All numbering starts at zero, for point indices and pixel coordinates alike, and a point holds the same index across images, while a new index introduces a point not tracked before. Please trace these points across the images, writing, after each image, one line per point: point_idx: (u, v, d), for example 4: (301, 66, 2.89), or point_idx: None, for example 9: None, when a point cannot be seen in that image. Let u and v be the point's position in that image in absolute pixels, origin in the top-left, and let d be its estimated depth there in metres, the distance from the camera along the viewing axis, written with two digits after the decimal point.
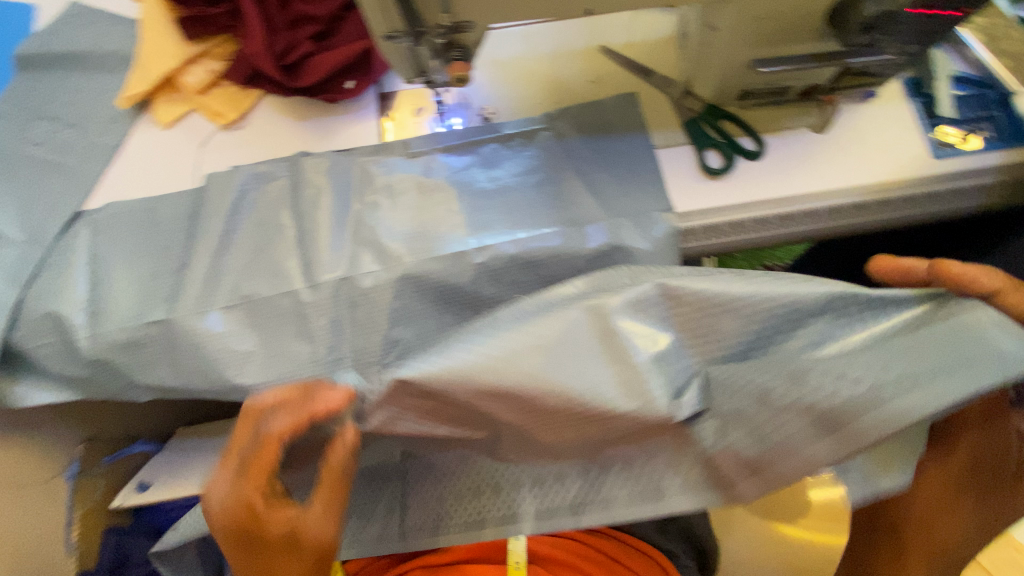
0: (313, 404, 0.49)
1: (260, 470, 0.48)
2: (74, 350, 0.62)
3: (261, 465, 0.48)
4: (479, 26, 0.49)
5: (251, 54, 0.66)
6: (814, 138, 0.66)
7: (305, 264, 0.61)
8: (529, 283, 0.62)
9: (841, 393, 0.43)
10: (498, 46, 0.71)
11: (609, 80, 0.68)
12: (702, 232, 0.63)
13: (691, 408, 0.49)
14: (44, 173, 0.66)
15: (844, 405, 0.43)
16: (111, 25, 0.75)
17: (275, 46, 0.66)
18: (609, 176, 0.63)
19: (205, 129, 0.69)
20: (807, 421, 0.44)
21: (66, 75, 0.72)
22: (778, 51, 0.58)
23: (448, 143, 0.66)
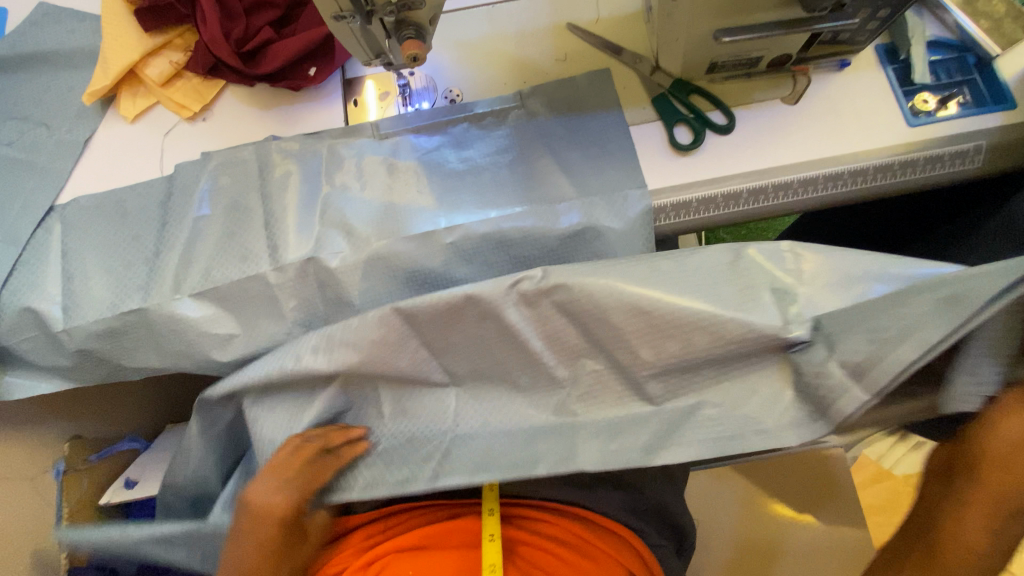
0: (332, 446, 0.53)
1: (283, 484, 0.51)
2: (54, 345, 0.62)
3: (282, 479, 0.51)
4: (430, 2, 0.48)
5: (209, 39, 0.65)
6: (786, 109, 0.64)
7: (273, 248, 0.60)
8: (500, 264, 0.61)
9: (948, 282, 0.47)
10: (463, 27, 0.70)
11: (578, 58, 0.67)
12: (675, 209, 0.61)
13: (800, 338, 0.51)
14: (14, 171, 0.66)
15: (955, 282, 0.46)
16: (76, 21, 0.74)
17: (233, 32, 0.66)
18: (581, 155, 0.63)
19: (170, 120, 0.69)
20: (932, 303, 0.47)
21: (33, 73, 0.71)
22: (743, 20, 0.57)
23: (415, 124, 0.66)
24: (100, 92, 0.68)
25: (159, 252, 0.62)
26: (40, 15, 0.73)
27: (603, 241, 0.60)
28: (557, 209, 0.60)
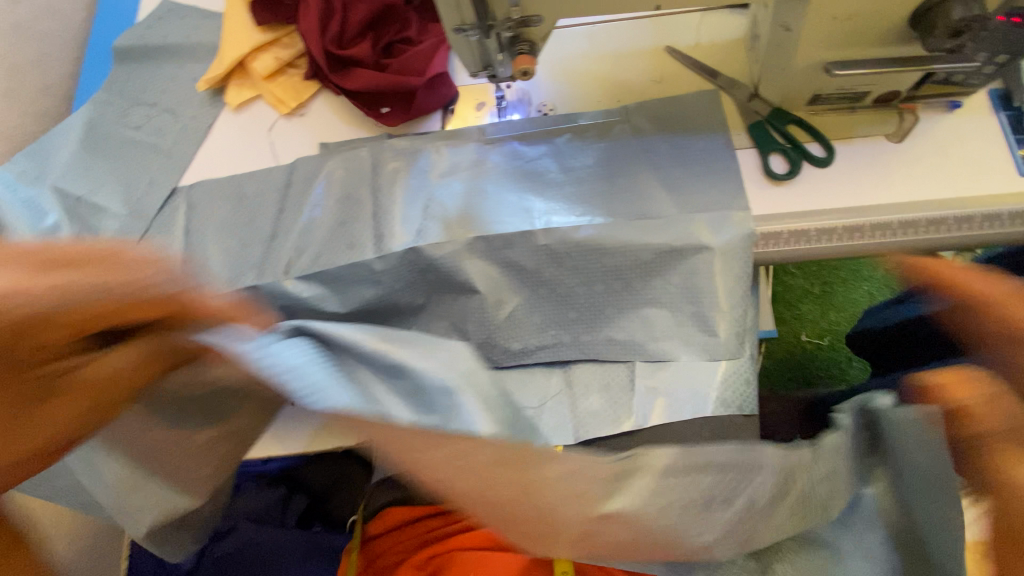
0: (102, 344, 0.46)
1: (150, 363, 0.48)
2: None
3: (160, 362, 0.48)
4: (548, 20, 0.50)
5: (306, 29, 0.69)
6: (890, 147, 0.62)
7: (378, 237, 0.64)
8: (592, 271, 0.62)
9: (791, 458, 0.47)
10: (561, 45, 0.72)
11: (675, 80, 0.68)
12: (786, 237, 0.60)
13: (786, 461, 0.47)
14: (144, 152, 0.73)
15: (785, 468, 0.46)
16: (201, 18, 0.80)
17: (331, 34, 0.69)
18: (682, 171, 0.62)
19: (270, 116, 0.74)
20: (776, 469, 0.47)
21: (161, 64, 0.78)
22: (855, 53, 0.56)
23: (503, 134, 0.68)
24: (212, 80, 0.74)
25: (276, 234, 0.67)
26: (169, 12, 0.80)
27: (701, 261, 0.59)
28: (654, 223, 0.60)
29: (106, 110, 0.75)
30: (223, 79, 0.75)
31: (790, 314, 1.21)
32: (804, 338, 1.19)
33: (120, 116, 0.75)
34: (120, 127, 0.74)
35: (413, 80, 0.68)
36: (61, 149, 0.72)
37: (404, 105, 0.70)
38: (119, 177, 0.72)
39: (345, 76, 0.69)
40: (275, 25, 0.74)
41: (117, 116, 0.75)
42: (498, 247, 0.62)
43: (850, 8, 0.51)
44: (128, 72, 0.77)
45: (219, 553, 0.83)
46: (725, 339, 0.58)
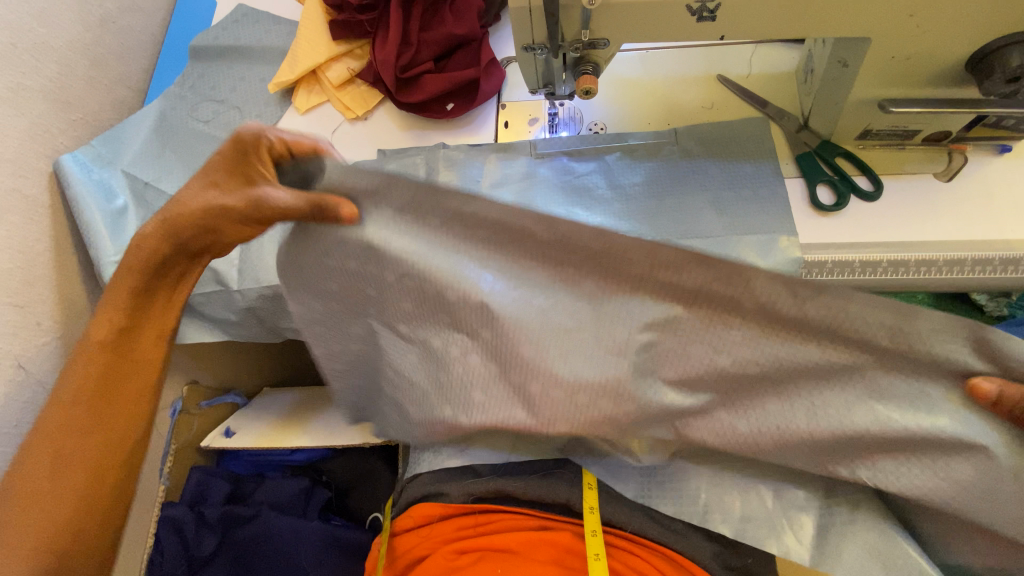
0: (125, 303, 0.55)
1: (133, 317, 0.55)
2: (227, 302, 0.71)
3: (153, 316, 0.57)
4: (612, 44, 0.52)
5: (382, 59, 0.73)
6: (938, 185, 0.63)
7: None
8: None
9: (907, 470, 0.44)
10: (615, 67, 0.74)
11: (725, 107, 0.70)
12: (832, 266, 0.61)
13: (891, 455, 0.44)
14: (211, 146, 0.77)
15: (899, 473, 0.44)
16: (272, 24, 0.85)
17: (401, 60, 0.73)
18: (730, 194, 0.64)
19: (336, 119, 0.77)
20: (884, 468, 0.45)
21: (232, 64, 0.82)
22: (908, 92, 0.57)
23: (554, 149, 0.70)
24: (284, 84, 0.78)
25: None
26: (242, 16, 0.85)
27: None
28: (702, 242, 0.61)
29: (178, 104, 0.80)
30: (294, 84, 0.78)
31: None
32: None
33: (191, 110, 0.79)
34: (189, 120, 0.79)
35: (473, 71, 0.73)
36: (133, 136, 0.76)
37: (470, 99, 0.75)
38: (185, 166, 0.76)
39: (416, 91, 0.74)
40: (348, 39, 0.79)
41: (187, 110, 0.79)
42: None
43: (910, 48, 0.52)
44: (201, 70, 0.82)
45: (245, 535, 0.83)
46: None
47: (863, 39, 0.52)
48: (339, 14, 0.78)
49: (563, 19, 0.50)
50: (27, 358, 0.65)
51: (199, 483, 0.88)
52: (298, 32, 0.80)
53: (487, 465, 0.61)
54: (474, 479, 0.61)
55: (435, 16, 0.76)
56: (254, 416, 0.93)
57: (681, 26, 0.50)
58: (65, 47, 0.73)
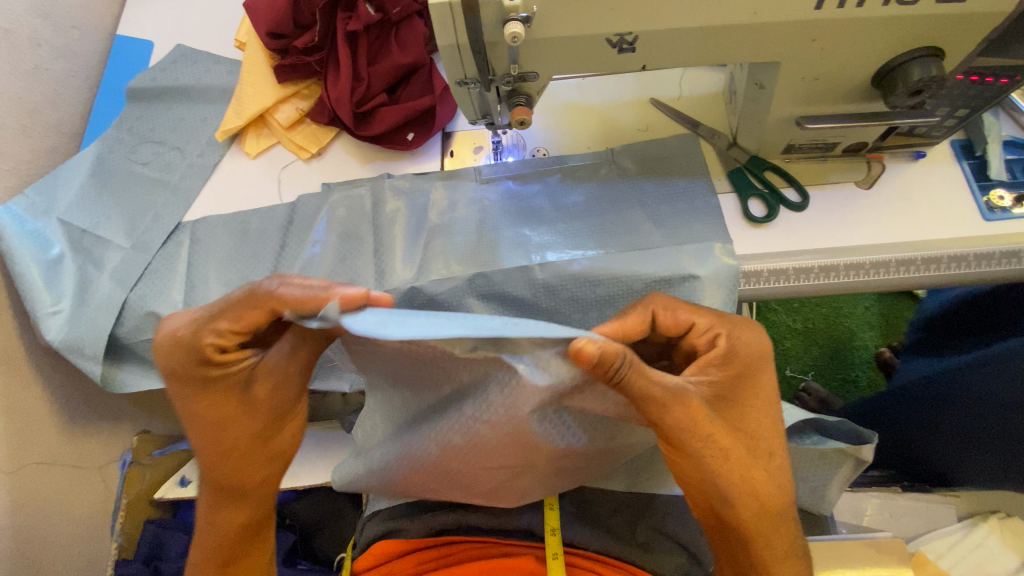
0: (224, 522, 0.54)
1: (263, 516, 0.56)
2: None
3: (264, 509, 0.56)
4: (542, 76, 0.54)
5: (335, 98, 0.73)
6: (860, 192, 0.67)
7: (379, 273, 0.68)
8: (586, 301, 0.64)
9: None
10: (555, 94, 0.77)
11: (659, 129, 0.72)
12: (769, 275, 0.63)
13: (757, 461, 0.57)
14: (151, 189, 0.76)
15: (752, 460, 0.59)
16: (212, 63, 0.84)
17: (355, 95, 0.73)
18: (670, 209, 0.66)
19: (288, 158, 0.77)
20: None
21: (172, 105, 0.81)
22: (823, 109, 0.60)
23: (497, 174, 0.72)
24: (232, 132, 0.77)
25: (278, 268, 0.70)
26: (181, 55, 0.84)
27: (692, 295, 0.61)
28: (644, 255, 0.63)
29: (115, 148, 0.78)
30: (242, 129, 0.78)
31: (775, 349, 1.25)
32: (790, 373, 1.22)
33: (128, 153, 0.78)
34: (129, 163, 0.77)
35: (430, 98, 0.74)
36: (67, 182, 0.74)
37: (428, 127, 0.75)
38: (125, 210, 0.74)
39: (375, 125, 0.74)
40: (293, 80, 0.78)
41: (124, 153, 0.78)
42: (495, 281, 0.65)
43: (819, 70, 0.55)
44: (139, 112, 0.81)
45: None
46: None
47: (774, 63, 0.56)
48: (282, 56, 0.78)
49: (492, 55, 0.51)
50: None
51: (153, 538, 0.82)
52: (241, 75, 0.79)
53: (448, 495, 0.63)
54: (435, 511, 0.61)
55: (381, 46, 0.75)
56: None
57: (604, 57, 0.52)
58: None
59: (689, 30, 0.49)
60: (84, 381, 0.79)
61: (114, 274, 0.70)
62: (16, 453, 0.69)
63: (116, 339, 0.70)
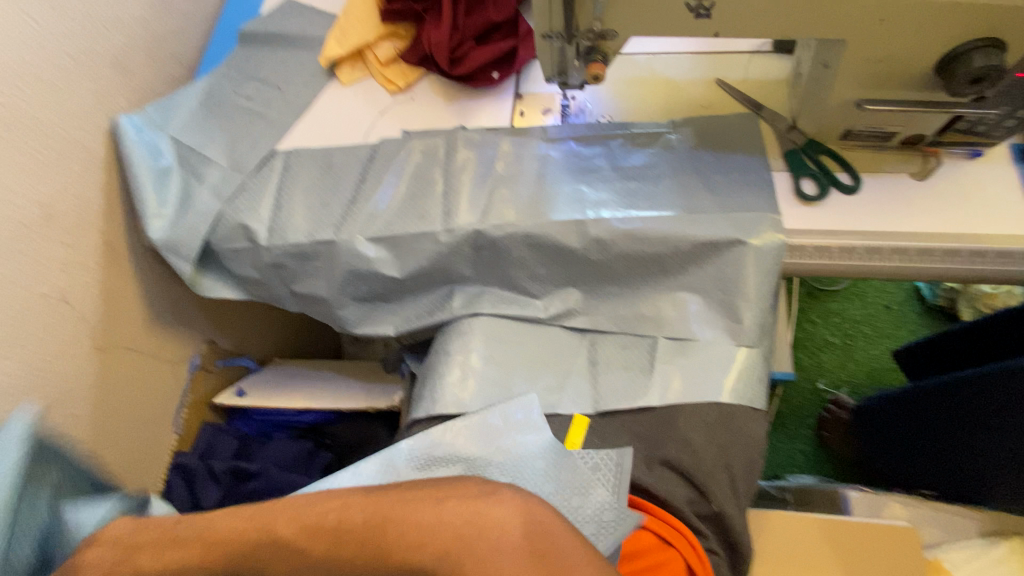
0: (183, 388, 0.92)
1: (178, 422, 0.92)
2: (253, 258, 0.78)
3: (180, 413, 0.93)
4: (621, 36, 0.59)
5: (432, 36, 0.81)
6: (912, 183, 0.69)
7: (446, 213, 0.74)
8: (634, 256, 0.69)
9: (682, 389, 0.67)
10: (624, 67, 0.81)
11: (720, 107, 0.76)
12: (812, 250, 0.68)
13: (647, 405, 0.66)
14: (251, 119, 0.84)
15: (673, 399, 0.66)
16: (315, 17, 0.93)
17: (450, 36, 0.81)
18: (725, 180, 0.70)
19: (375, 103, 0.85)
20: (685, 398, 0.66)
21: (276, 49, 0.90)
22: (884, 94, 0.63)
23: (561, 135, 0.78)
24: (333, 59, 0.87)
25: (355, 200, 0.77)
26: (287, 7, 0.93)
27: (741, 267, 0.67)
28: (697, 221, 0.68)
29: (224, 81, 0.87)
30: (341, 59, 0.88)
31: (810, 360, 1.46)
32: (821, 386, 1.43)
33: (235, 87, 0.87)
34: (233, 95, 0.86)
35: (514, 41, 0.82)
36: (181, 105, 0.83)
37: (509, 66, 0.83)
38: (226, 134, 0.83)
39: (464, 61, 0.82)
40: (395, 22, 0.87)
41: (231, 86, 0.87)
42: (551, 228, 0.70)
43: (884, 52, 0.59)
44: (247, 53, 0.90)
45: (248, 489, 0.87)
46: (747, 327, 0.67)
47: (840, 42, 0.59)
48: (389, 1, 0.86)
49: (579, 10, 0.57)
50: (70, 294, 0.72)
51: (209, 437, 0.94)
52: (349, 10, 0.88)
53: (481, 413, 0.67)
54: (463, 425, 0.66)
55: None
56: (266, 382, 1.02)
57: (681, 21, 0.57)
58: (130, 20, 0.81)
59: (761, 0, 0.54)
60: (169, 286, 0.88)
61: (213, 189, 0.78)
62: (109, 332, 0.78)
63: (208, 246, 0.79)
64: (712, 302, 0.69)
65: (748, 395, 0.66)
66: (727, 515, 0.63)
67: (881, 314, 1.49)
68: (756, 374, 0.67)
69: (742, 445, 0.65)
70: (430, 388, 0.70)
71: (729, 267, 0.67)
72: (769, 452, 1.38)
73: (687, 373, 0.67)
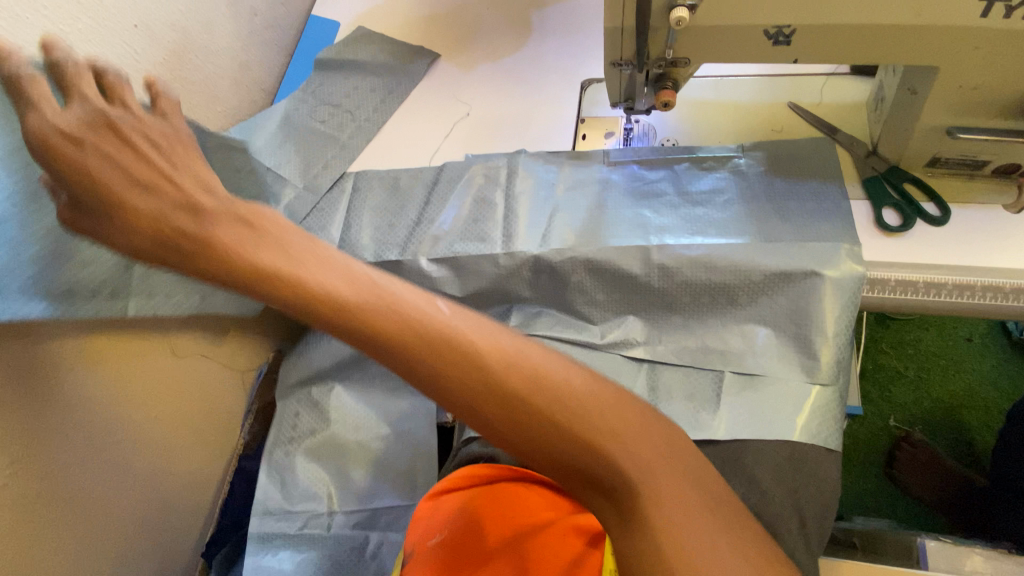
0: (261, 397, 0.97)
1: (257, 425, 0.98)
2: None
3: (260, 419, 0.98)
4: (694, 63, 0.59)
5: None
6: (1009, 216, 0.64)
7: (507, 236, 0.75)
8: (699, 285, 0.68)
9: (751, 428, 0.64)
10: (690, 91, 0.80)
11: (791, 131, 0.74)
12: (893, 285, 0.64)
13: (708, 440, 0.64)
14: (324, 142, 0.88)
15: (737, 439, 0.64)
16: (387, 44, 0.97)
17: None
18: (798, 207, 0.68)
19: (440, 126, 0.88)
20: (754, 438, 0.63)
21: (349, 75, 0.95)
22: (978, 121, 0.60)
23: (623, 159, 0.77)
24: None
25: (419, 221, 0.79)
26: (361, 35, 0.98)
27: (817, 298, 0.64)
28: (768, 251, 0.66)
29: (300, 105, 0.92)
30: None
31: (880, 393, 1.37)
32: (892, 422, 1.33)
33: (310, 110, 0.91)
34: (308, 118, 0.91)
35: None
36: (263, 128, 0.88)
37: None
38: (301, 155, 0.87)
39: None
40: None
41: (306, 109, 0.91)
42: (614, 253, 0.70)
43: (981, 77, 0.55)
44: (323, 78, 0.95)
45: None
46: (823, 363, 0.64)
47: (930, 68, 0.56)
48: None
49: (651, 39, 0.56)
50: None
51: None
52: None
53: None
54: None
55: None
56: None
57: (756, 48, 0.56)
58: (220, 51, 0.88)
59: (845, 26, 0.52)
60: None
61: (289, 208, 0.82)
62: None
63: None
64: (783, 335, 0.66)
65: (821, 436, 0.63)
66: (799, 565, 0.59)
67: (963, 348, 1.38)
68: (831, 414, 0.64)
69: (815, 489, 0.62)
70: None
71: (802, 298, 0.64)
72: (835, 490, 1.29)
73: (755, 410, 0.65)
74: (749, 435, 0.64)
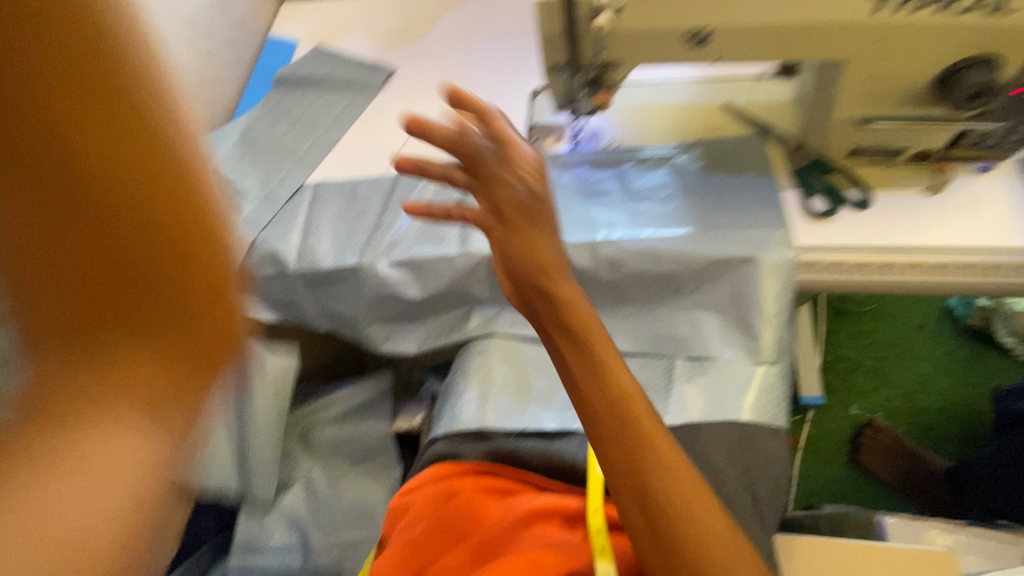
0: None
1: None
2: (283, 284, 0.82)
3: None
4: (625, 65, 0.63)
5: None
6: (926, 198, 0.69)
7: (463, 238, 0.77)
8: (646, 276, 0.71)
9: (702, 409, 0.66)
10: (632, 96, 0.85)
11: (726, 130, 0.79)
12: (825, 267, 0.68)
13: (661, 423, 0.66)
14: (283, 155, 0.90)
15: (689, 420, 0.66)
16: (344, 60, 1.00)
17: None
18: (735, 198, 0.72)
19: (397, 137, 0.90)
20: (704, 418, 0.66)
21: (307, 91, 0.97)
22: (889, 112, 0.65)
23: (572, 161, 0.81)
24: None
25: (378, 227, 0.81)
26: (319, 53, 1.01)
27: (755, 282, 0.67)
28: (708, 239, 0.69)
29: (259, 120, 0.94)
30: None
31: (841, 383, 1.42)
32: (854, 410, 1.38)
33: (269, 125, 0.93)
34: (267, 133, 0.92)
35: None
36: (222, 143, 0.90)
37: None
38: (260, 168, 0.89)
39: None
40: None
41: (265, 125, 0.93)
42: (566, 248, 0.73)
43: (884, 70, 0.60)
44: (282, 95, 0.97)
45: None
46: (765, 343, 0.67)
47: (838, 64, 0.61)
48: None
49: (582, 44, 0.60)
50: None
51: None
52: None
53: (499, 430, 0.69)
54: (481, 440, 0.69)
55: None
56: None
57: (679, 51, 0.60)
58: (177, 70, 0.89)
59: (757, 27, 0.56)
60: None
61: (248, 220, 0.83)
62: None
63: None
64: (727, 319, 0.69)
65: (768, 413, 0.66)
66: (753, 538, 0.61)
67: (915, 335, 1.45)
68: (776, 392, 0.67)
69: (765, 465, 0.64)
70: (447, 405, 0.73)
71: (742, 283, 0.68)
72: (804, 480, 1.32)
73: (704, 391, 0.67)
74: (700, 416, 0.66)
